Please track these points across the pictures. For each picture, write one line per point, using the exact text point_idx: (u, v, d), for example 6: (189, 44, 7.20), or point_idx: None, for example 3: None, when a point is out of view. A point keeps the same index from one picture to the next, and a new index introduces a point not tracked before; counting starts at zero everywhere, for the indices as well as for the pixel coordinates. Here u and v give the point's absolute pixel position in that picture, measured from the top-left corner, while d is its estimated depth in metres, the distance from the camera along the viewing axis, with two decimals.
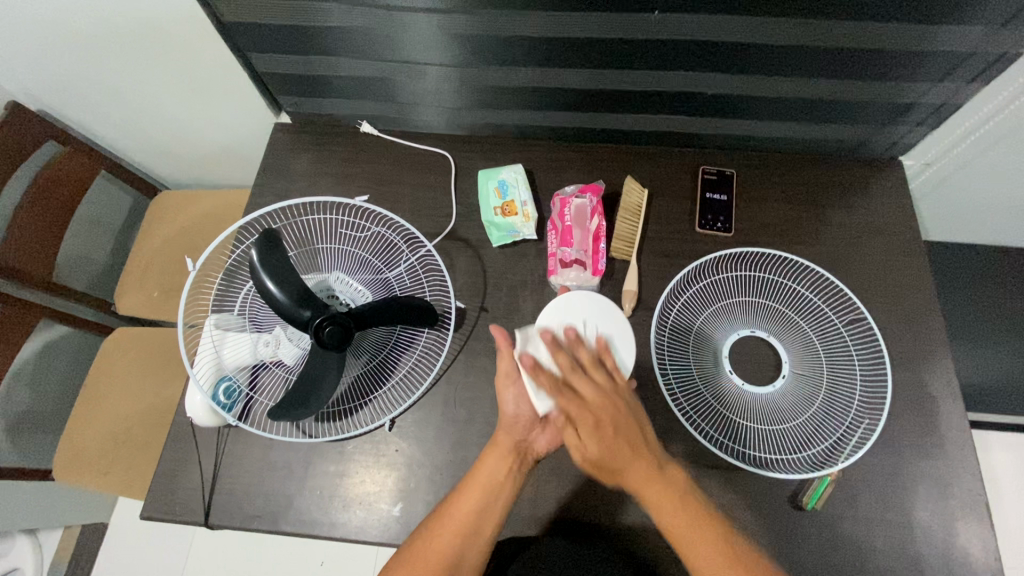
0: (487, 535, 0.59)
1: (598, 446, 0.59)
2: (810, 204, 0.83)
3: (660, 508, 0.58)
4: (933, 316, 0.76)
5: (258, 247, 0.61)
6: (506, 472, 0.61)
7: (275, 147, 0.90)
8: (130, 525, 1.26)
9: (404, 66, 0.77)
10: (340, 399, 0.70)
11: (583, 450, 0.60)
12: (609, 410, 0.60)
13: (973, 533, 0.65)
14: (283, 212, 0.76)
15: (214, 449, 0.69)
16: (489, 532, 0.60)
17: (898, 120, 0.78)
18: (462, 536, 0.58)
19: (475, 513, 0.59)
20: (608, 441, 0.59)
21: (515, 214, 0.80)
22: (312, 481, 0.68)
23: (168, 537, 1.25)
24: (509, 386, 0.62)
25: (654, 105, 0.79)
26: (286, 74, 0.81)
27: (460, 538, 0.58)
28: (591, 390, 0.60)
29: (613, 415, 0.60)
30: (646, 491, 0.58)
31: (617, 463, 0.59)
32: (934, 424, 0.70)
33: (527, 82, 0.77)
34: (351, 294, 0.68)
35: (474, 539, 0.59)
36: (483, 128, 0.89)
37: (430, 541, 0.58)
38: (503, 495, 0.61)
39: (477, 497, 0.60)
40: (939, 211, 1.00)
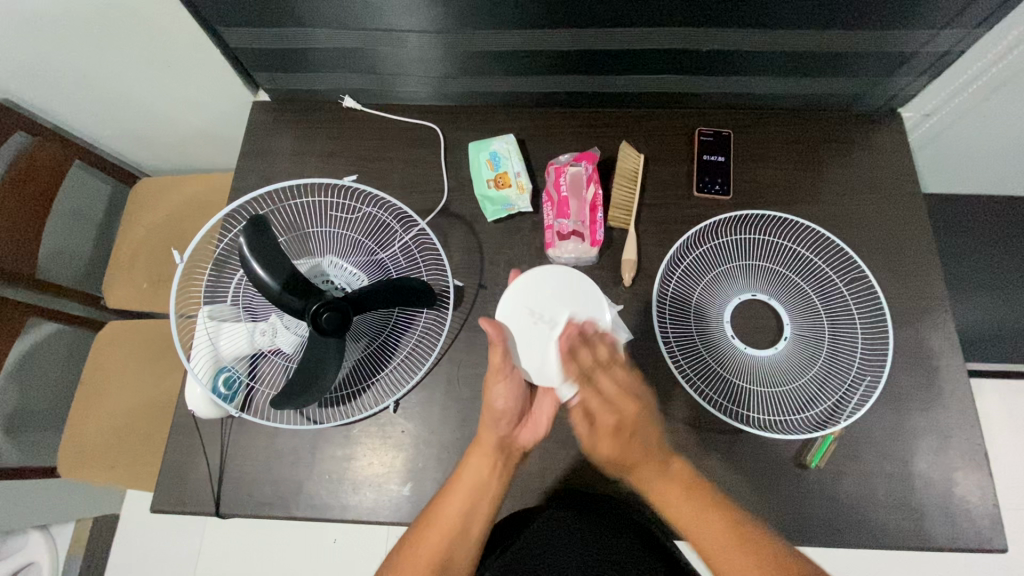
0: (478, 531, 0.61)
1: (614, 447, 0.61)
2: (809, 161, 0.82)
3: (666, 503, 0.61)
4: (932, 270, 0.76)
5: (246, 233, 0.58)
6: (489, 469, 0.62)
7: (255, 127, 0.87)
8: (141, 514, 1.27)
9: (384, 34, 0.73)
10: (343, 384, 0.70)
11: (596, 447, 0.62)
12: (630, 425, 0.61)
13: (972, 482, 0.67)
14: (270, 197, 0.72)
15: (219, 439, 0.69)
16: (478, 531, 0.61)
17: (899, 70, 0.75)
18: (453, 533, 0.60)
19: (463, 512, 0.60)
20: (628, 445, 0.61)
21: (508, 186, 0.78)
22: (321, 466, 0.68)
23: (180, 523, 1.26)
24: (498, 380, 0.64)
25: (648, 64, 0.76)
26: (260, 49, 0.77)
27: (450, 535, 0.60)
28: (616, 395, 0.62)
29: (634, 424, 0.61)
30: (652, 488, 0.62)
31: (631, 462, 0.62)
32: (934, 377, 0.71)
33: (515, 45, 0.74)
34: (346, 278, 0.65)
35: (465, 535, 0.60)
36: (471, 97, 0.85)
37: (420, 545, 0.59)
38: (490, 493, 0.62)
39: (464, 496, 0.61)
40: (938, 162, 0.99)
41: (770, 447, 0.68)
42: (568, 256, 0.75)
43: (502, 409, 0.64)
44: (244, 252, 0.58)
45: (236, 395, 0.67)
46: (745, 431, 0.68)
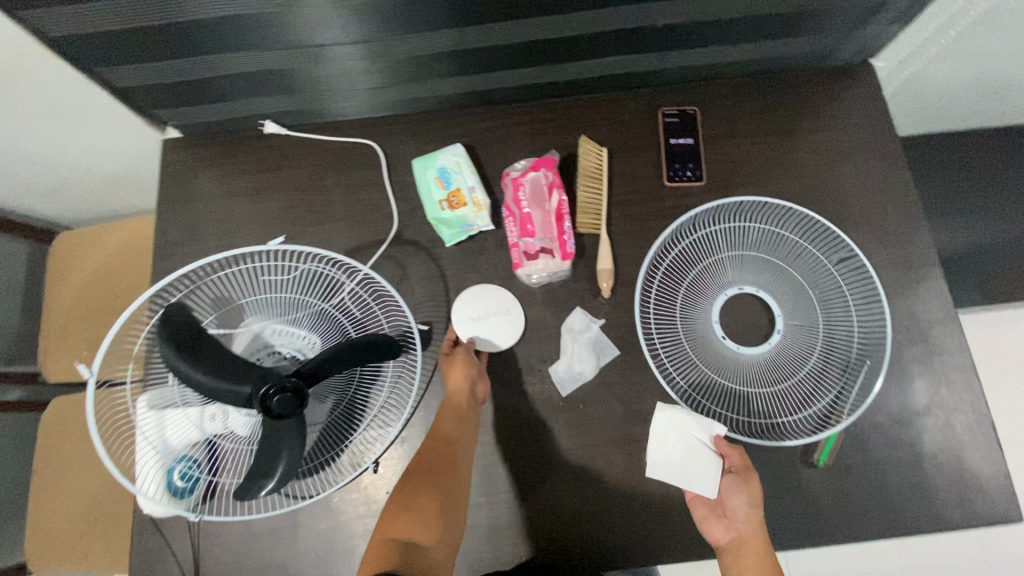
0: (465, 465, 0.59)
1: (754, 514, 0.58)
2: (782, 131, 0.75)
3: None
4: (921, 234, 0.72)
5: (160, 334, 0.52)
6: (464, 431, 0.61)
7: (170, 170, 0.76)
8: None
9: (296, 52, 0.63)
10: (315, 454, 0.63)
11: (736, 500, 0.59)
12: (760, 519, 0.58)
13: (981, 454, 0.65)
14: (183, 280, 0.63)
15: (189, 533, 0.63)
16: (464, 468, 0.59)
17: (871, 21, 0.69)
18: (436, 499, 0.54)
19: (450, 465, 0.57)
20: (747, 534, 0.58)
21: (464, 205, 0.69)
22: (305, 544, 0.63)
23: None
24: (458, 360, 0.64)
25: (600, 48, 0.68)
26: (156, 84, 0.67)
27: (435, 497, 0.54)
28: (744, 500, 0.59)
29: (762, 523, 0.59)
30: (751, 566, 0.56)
31: (757, 531, 0.58)
32: (934, 350, 0.67)
33: (449, 46, 0.65)
34: (295, 346, 0.58)
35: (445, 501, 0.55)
36: (409, 106, 0.76)
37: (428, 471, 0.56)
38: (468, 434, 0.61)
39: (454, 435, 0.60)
40: (912, 105, 0.93)
41: (775, 450, 0.65)
42: (541, 272, 0.68)
43: (464, 383, 0.62)
44: (169, 351, 0.51)
45: (196, 487, 0.61)
46: (748, 439, 0.64)
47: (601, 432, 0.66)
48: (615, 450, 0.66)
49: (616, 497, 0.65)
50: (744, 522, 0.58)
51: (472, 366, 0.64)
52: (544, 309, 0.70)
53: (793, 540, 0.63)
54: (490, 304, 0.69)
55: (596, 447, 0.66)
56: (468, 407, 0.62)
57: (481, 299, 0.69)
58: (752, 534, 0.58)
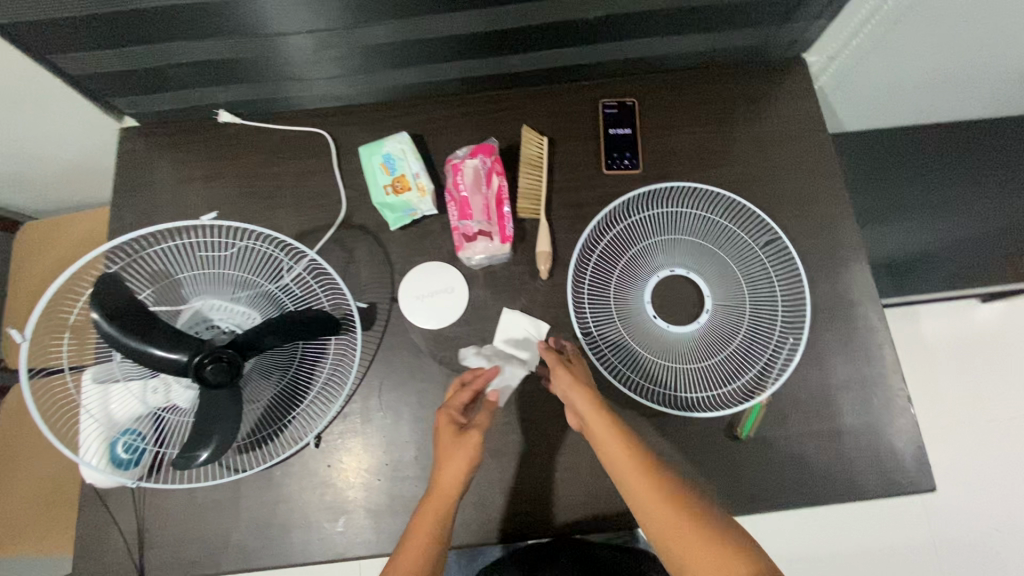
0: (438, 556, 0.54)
1: (572, 393, 0.58)
2: (718, 121, 0.78)
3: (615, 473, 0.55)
4: (847, 218, 0.75)
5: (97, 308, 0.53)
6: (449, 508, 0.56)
7: (126, 158, 0.79)
8: None
9: (244, 42, 0.66)
10: (256, 429, 0.65)
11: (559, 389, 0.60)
12: (580, 387, 0.58)
13: (897, 426, 0.68)
14: (121, 250, 0.64)
15: (133, 505, 0.65)
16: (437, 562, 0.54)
17: (795, 16, 0.72)
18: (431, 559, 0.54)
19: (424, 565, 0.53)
20: (577, 407, 0.58)
21: (408, 190, 0.72)
22: (246, 515, 0.65)
23: None
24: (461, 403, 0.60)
25: (537, 41, 0.71)
26: (108, 72, 0.69)
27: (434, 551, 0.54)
28: (563, 382, 0.59)
29: (586, 389, 0.58)
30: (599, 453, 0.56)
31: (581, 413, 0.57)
32: (856, 328, 0.71)
33: (390, 37, 0.68)
34: (234, 320, 0.60)
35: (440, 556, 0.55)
36: (359, 97, 0.79)
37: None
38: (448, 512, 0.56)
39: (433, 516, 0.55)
40: (854, 100, 0.97)
41: (700, 423, 0.67)
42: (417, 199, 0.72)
43: (463, 479, 0.56)
44: (104, 324, 0.53)
45: (139, 458, 0.62)
46: (674, 413, 0.67)
47: (536, 408, 0.69)
48: (548, 424, 0.68)
49: (548, 468, 0.67)
50: (570, 399, 0.59)
51: (475, 462, 0.56)
52: (484, 290, 0.72)
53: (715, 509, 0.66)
54: (435, 282, 0.72)
55: (531, 423, 0.68)
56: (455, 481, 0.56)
57: (427, 276, 0.72)
58: (579, 406, 0.58)
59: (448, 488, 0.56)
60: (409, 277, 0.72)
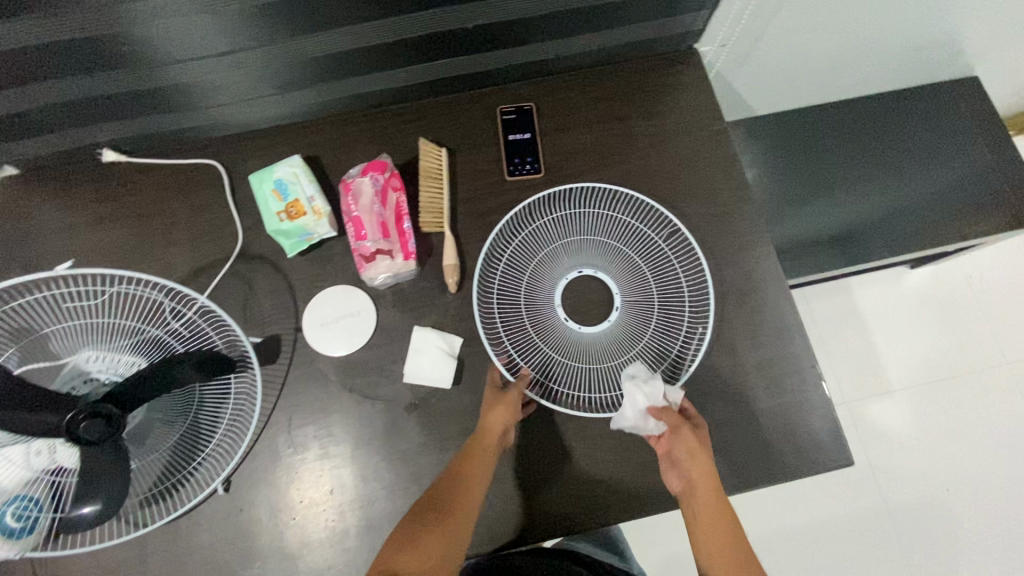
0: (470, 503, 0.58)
1: (692, 467, 0.59)
2: (616, 118, 0.79)
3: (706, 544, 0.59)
4: (748, 203, 0.75)
5: None
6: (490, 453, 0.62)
7: (7, 208, 0.75)
8: None
9: (109, 79, 0.63)
10: (160, 479, 0.62)
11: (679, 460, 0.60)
12: (707, 464, 0.60)
13: (812, 405, 0.68)
14: None
15: (34, 574, 0.62)
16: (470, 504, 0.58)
17: (676, 9, 0.73)
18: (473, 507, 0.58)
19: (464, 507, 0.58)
20: (695, 480, 0.59)
21: (303, 215, 0.70)
22: (155, 571, 0.62)
23: None
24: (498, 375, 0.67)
25: (421, 53, 0.70)
26: None
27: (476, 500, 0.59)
28: (686, 452, 0.59)
29: (710, 467, 0.60)
30: (697, 524, 0.59)
31: (693, 486, 0.60)
32: (765, 312, 0.71)
33: (265, 62, 0.66)
34: (114, 369, 0.58)
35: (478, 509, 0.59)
36: (250, 124, 0.77)
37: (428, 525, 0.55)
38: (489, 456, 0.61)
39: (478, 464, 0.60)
40: (758, 85, 0.98)
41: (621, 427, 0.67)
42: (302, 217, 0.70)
43: (508, 423, 0.62)
44: None
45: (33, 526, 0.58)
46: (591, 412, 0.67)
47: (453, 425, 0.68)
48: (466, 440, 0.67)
49: None
50: (690, 470, 0.60)
51: (518, 410, 0.63)
52: (391, 310, 0.71)
53: (640, 508, 0.65)
54: (341, 304, 0.70)
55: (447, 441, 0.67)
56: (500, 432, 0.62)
57: (332, 299, 0.70)
58: (699, 480, 0.59)
59: (497, 430, 0.62)
60: (314, 303, 0.70)
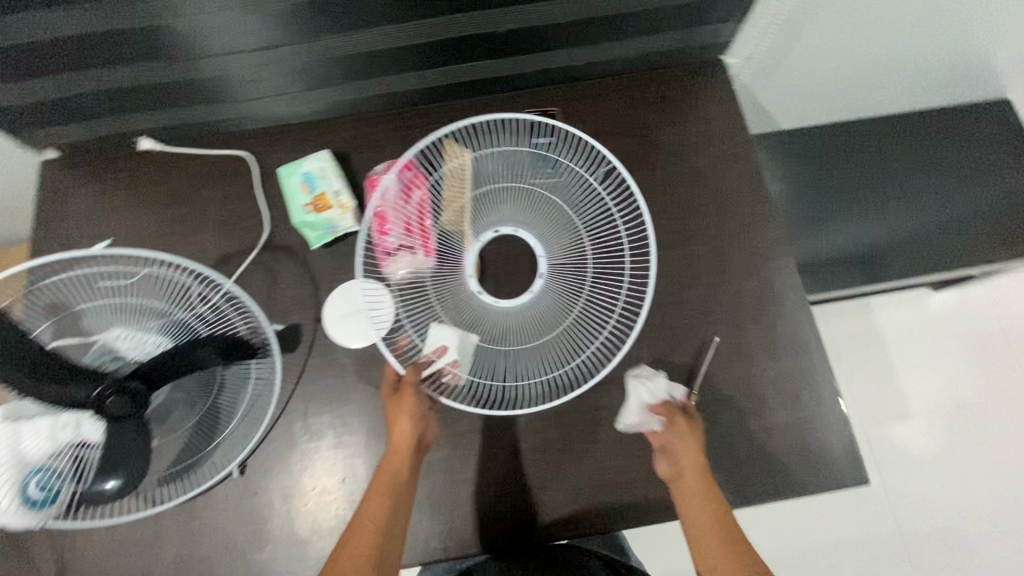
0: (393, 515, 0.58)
1: (682, 449, 0.60)
2: (641, 125, 0.79)
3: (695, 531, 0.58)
4: (771, 215, 0.75)
5: None
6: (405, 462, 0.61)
7: (46, 191, 0.78)
8: None
9: (151, 68, 0.66)
10: (176, 460, 0.64)
11: (668, 442, 0.62)
12: (696, 446, 0.61)
13: (828, 421, 0.68)
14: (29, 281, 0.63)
15: (51, 545, 0.63)
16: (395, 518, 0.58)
17: (706, 20, 0.73)
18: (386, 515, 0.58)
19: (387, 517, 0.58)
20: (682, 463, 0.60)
21: (329, 209, 0.72)
22: (169, 549, 0.63)
23: None
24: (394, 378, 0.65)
25: (450, 55, 0.72)
26: (17, 106, 0.68)
27: (392, 505, 0.58)
28: (676, 437, 0.61)
29: (699, 450, 0.61)
30: (685, 509, 0.59)
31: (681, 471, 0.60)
32: (783, 325, 0.71)
33: (300, 58, 0.68)
34: (141, 349, 0.59)
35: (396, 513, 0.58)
36: (282, 118, 0.79)
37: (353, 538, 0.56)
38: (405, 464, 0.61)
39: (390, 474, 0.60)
40: (784, 98, 0.98)
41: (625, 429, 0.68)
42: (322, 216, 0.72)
43: (415, 430, 0.61)
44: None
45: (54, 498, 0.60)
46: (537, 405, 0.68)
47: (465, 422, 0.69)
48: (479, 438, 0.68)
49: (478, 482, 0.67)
50: (676, 454, 0.61)
51: (423, 412, 0.62)
52: None
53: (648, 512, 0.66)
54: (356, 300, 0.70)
55: (458, 437, 0.68)
56: (410, 445, 0.62)
57: (349, 295, 0.71)
58: (686, 462, 0.60)
59: (405, 442, 0.61)
60: (332, 297, 0.71)
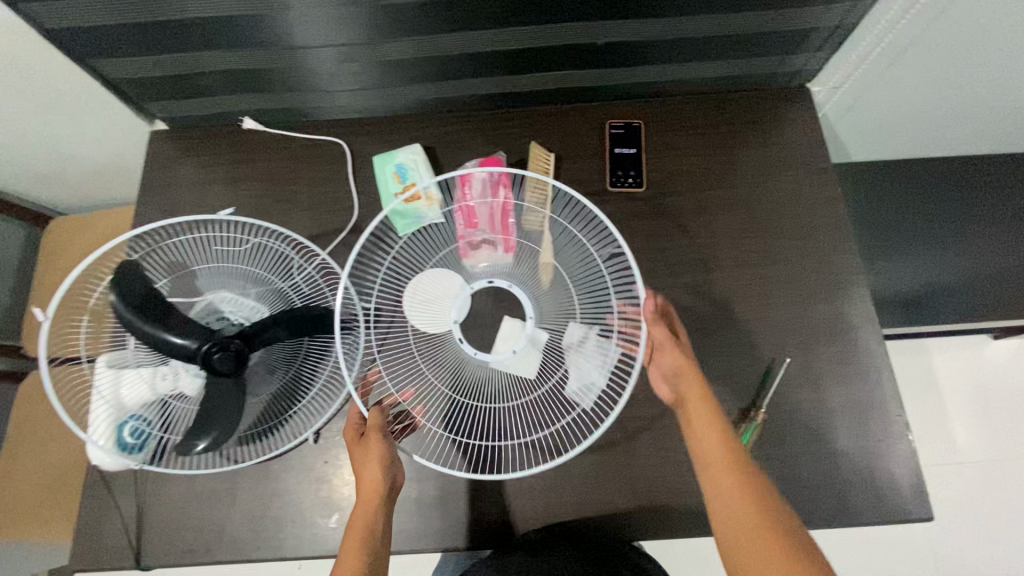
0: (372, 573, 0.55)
1: (673, 364, 0.63)
2: (723, 144, 0.80)
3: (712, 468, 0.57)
4: (847, 243, 0.76)
5: (119, 296, 0.56)
6: (375, 511, 0.59)
7: (154, 159, 0.83)
8: None
9: (273, 54, 0.70)
10: (258, 421, 0.67)
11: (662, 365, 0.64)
12: (689, 367, 0.63)
13: (894, 452, 0.68)
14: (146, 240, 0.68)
15: (135, 490, 0.67)
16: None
17: (799, 48, 0.75)
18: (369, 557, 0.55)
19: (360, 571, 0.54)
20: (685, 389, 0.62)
21: (419, 199, 0.74)
22: (243, 506, 0.67)
23: None
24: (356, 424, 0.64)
25: (547, 63, 0.75)
26: (145, 78, 0.74)
27: (366, 549, 0.56)
28: (668, 358, 0.63)
29: (692, 370, 0.63)
30: (695, 442, 0.60)
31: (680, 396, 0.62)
32: (854, 352, 0.71)
33: (409, 55, 0.72)
34: (244, 313, 0.63)
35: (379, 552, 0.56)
36: (377, 110, 0.83)
37: None
38: (376, 511, 0.59)
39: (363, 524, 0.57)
40: (860, 130, 0.98)
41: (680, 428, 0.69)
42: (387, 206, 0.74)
43: (382, 474, 0.59)
44: (132, 314, 0.56)
45: (145, 445, 0.64)
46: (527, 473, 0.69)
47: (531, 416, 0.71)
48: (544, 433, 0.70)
49: (540, 475, 0.69)
50: (675, 376, 0.63)
51: (387, 456, 0.60)
52: (486, 299, 0.74)
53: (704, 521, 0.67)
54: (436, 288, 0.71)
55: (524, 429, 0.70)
56: (382, 492, 0.59)
57: (432, 281, 0.71)
58: (687, 386, 0.62)
59: (374, 488, 0.59)
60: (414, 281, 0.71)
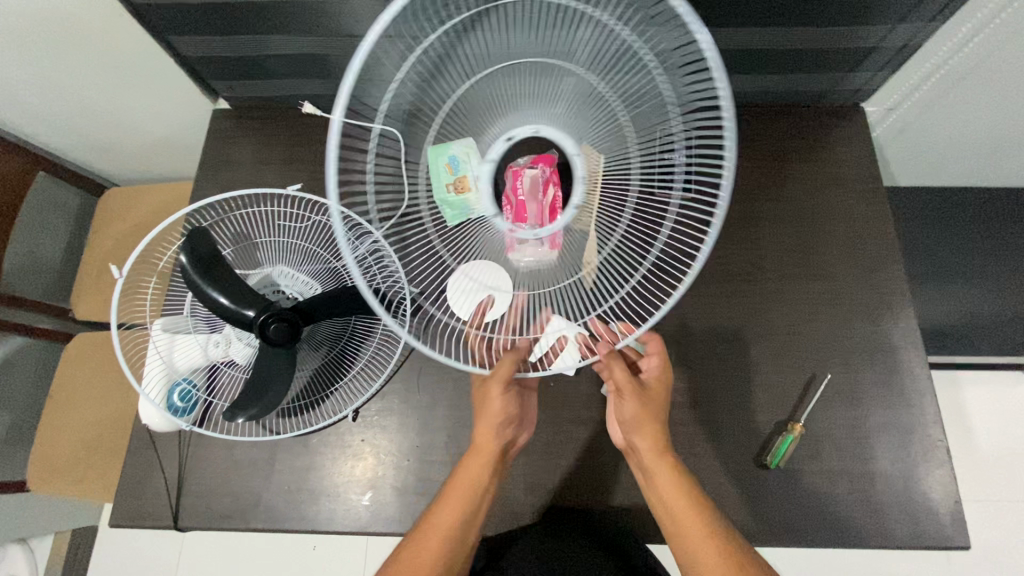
0: (468, 531, 0.58)
1: (628, 416, 0.60)
2: (774, 157, 0.80)
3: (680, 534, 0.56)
4: (895, 264, 0.75)
5: (190, 259, 0.59)
6: (486, 474, 0.59)
7: (214, 136, 0.86)
8: (113, 537, 1.20)
9: (341, 41, 0.72)
10: (301, 395, 0.69)
11: (619, 414, 0.62)
12: (645, 424, 0.60)
13: (934, 477, 0.67)
14: (215, 208, 0.73)
15: (178, 452, 0.69)
16: (473, 531, 0.58)
17: (859, 66, 0.75)
18: (462, 520, 0.57)
19: (453, 537, 0.57)
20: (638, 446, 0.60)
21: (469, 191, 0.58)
22: (280, 477, 0.68)
23: (145, 544, 1.19)
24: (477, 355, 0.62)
25: None
26: (215, 58, 0.76)
27: (466, 510, 0.58)
28: (627, 411, 0.60)
29: (649, 430, 0.60)
30: (660, 503, 0.59)
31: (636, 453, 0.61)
32: (896, 374, 0.71)
33: None
34: (298, 288, 0.65)
35: (465, 527, 0.58)
36: None
37: (418, 552, 0.55)
38: (487, 472, 0.59)
39: (463, 484, 0.58)
40: (910, 155, 0.97)
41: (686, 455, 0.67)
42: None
43: (499, 432, 0.60)
44: (197, 273, 0.59)
45: (191, 408, 0.66)
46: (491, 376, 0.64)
47: (567, 412, 0.71)
48: (579, 430, 0.70)
49: (573, 471, 0.70)
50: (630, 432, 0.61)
51: (508, 414, 0.60)
52: None
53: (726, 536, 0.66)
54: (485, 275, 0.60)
55: (560, 425, 0.71)
56: (497, 447, 0.60)
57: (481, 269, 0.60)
58: (641, 443, 0.60)
59: (486, 447, 0.60)
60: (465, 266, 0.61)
